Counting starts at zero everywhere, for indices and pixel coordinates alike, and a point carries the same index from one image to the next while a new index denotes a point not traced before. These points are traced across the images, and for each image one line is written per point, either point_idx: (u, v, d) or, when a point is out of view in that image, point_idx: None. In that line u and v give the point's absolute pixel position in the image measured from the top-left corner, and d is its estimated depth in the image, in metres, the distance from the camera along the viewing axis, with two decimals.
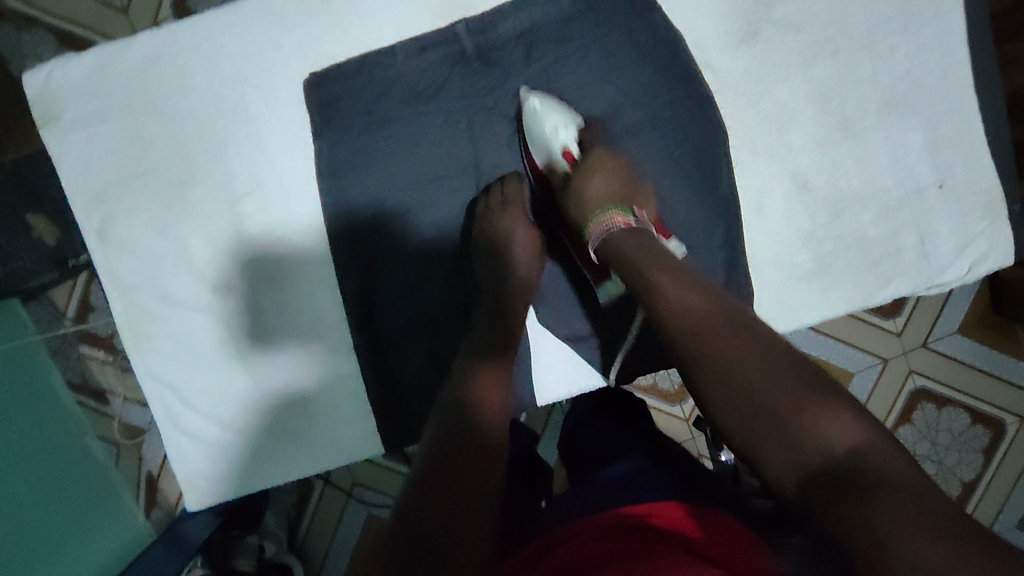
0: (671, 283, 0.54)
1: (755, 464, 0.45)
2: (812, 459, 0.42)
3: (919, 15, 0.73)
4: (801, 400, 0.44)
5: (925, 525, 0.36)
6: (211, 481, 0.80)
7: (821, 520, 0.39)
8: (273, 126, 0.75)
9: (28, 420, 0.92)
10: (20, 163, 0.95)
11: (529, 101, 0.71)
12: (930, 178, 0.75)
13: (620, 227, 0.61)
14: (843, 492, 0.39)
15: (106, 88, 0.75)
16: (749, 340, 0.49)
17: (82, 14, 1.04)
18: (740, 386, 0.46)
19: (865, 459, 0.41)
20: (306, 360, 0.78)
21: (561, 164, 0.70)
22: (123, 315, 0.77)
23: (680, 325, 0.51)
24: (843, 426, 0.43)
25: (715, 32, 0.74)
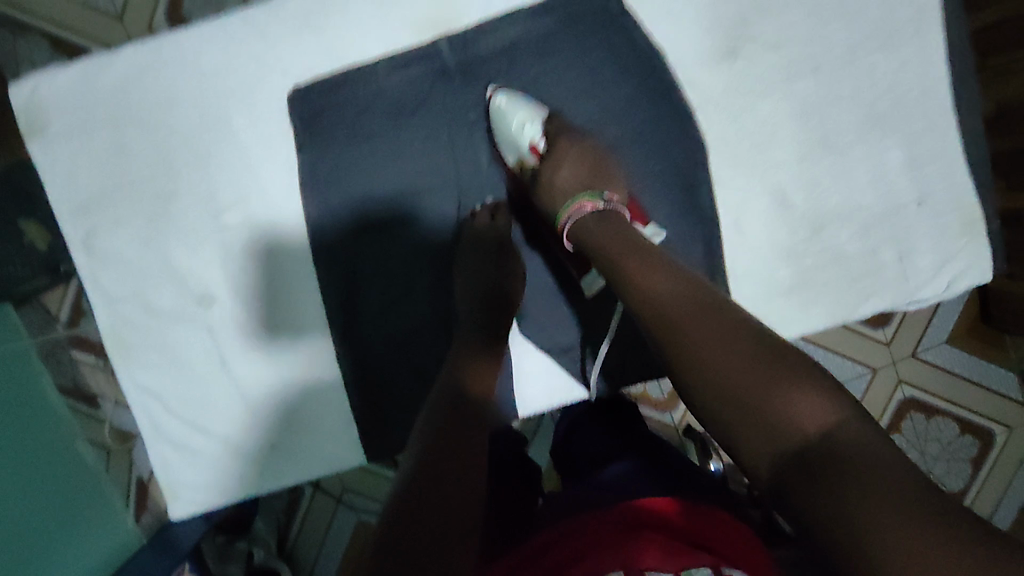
0: (644, 272, 0.54)
1: (737, 456, 0.44)
2: (793, 447, 0.41)
3: (899, 33, 0.74)
4: (774, 379, 0.43)
5: (900, 507, 0.35)
6: (195, 490, 0.80)
7: (796, 505, 0.38)
8: (258, 139, 0.76)
9: (22, 421, 0.92)
10: (11, 172, 0.96)
11: (494, 99, 0.72)
12: (910, 195, 0.75)
13: (589, 212, 0.63)
14: (817, 472, 0.38)
15: (92, 100, 0.75)
16: (727, 328, 0.48)
17: (75, 21, 1.05)
18: (710, 369, 0.46)
19: (838, 436, 0.40)
20: (290, 370, 0.79)
21: (529, 159, 0.71)
22: (108, 325, 0.78)
23: (652, 313, 0.51)
24: (817, 404, 0.41)
25: (696, 49, 0.75)
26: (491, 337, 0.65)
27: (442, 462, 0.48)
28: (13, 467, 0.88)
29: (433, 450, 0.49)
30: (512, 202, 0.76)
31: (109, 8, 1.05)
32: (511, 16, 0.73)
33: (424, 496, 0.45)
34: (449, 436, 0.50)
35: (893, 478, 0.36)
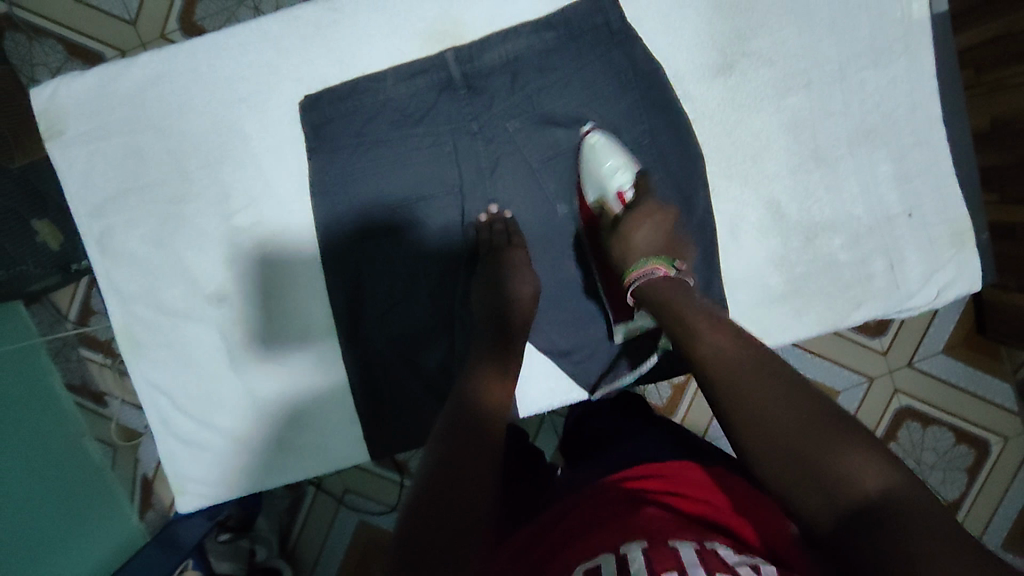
0: (705, 329, 0.57)
1: (790, 505, 0.46)
2: (844, 501, 0.43)
3: (888, 51, 0.77)
4: (831, 437, 0.46)
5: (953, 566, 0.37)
6: (201, 484, 0.83)
7: (853, 559, 0.40)
8: (269, 146, 0.79)
9: (27, 420, 0.95)
10: (27, 173, 0.99)
11: (592, 139, 0.74)
12: (899, 207, 0.78)
13: (661, 276, 0.67)
14: (878, 531, 0.40)
15: (108, 106, 0.78)
16: (777, 382, 0.51)
17: (89, 25, 1.09)
18: (767, 421, 0.48)
19: (896, 499, 0.42)
20: (297, 370, 0.81)
21: (613, 203, 0.75)
22: (121, 323, 0.80)
23: (711, 367, 0.54)
24: (874, 465, 0.44)
25: (691, 63, 0.77)
26: (506, 350, 0.67)
27: (459, 463, 0.50)
28: (25, 460, 0.91)
29: (451, 455, 0.51)
30: (517, 213, 0.78)
31: (123, 15, 1.09)
32: (515, 31, 0.76)
33: (440, 495, 0.47)
34: (465, 439, 0.52)
35: (949, 542, 0.38)
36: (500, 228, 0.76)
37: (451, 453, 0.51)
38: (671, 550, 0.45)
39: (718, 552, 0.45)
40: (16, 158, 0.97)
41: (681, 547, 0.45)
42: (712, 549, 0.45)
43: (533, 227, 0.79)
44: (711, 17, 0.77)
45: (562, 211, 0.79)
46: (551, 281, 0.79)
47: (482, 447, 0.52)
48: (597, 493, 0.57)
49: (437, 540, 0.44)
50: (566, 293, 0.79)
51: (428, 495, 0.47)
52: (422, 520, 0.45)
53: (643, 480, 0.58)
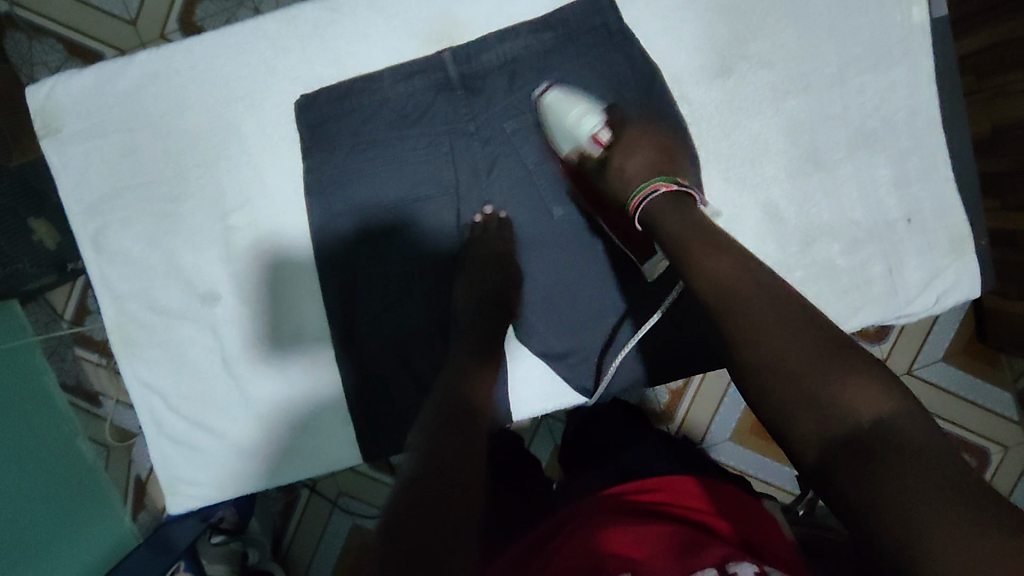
0: (708, 258, 0.56)
1: (786, 434, 0.47)
2: (840, 428, 0.44)
3: (888, 55, 0.76)
4: (831, 368, 0.47)
5: (941, 495, 0.38)
6: (193, 485, 0.82)
7: (842, 484, 0.42)
8: (266, 145, 0.78)
9: (21, 418, 0.95)
10: (24, 171, 0.98)
11: (549, 94, 0.72)
12: (898, 212, 0.77)
13: (663, 194, 0.64)
14: (870, 458, 0.41)
15: (104, 104, 0.78)
16: (780, 313, 0.51)
17: (88, 24, 1.09)
18: (770, 353, 0.49)
19: (892, 429, 0.42)
20: (291, 371, 0.80)
21: (590, 149, 0.72)
22: (114, 322, 0.80)
23: (715, 294, 0.54)
24: (872, 394, 0.44)
25: (690, 65, 0.77)
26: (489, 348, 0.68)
27: (454, 460, 0.50)
28: (19, 459, 0.90)
29: (447, 448, 0.51)
30: (513, 214, 0.77)
31: (123, 14, 1.09)
32: (513, 31, 0.76)
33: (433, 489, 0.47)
34: (458, 435, 0.53)
35: (938, 469, 0.39)
36: (485, 223, 0.76)
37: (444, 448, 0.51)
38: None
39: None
40: (13, 157, 0.97)
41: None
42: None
43: (529, 228, 0.78)
44: (710, 19, 0.76)
45: (557, 214, 0.77)
46: (548, 284, 0.78)
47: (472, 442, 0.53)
48: (593, 505, 0.57)
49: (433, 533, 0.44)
50: (561, 296, 0.78)
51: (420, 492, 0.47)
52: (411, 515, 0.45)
53: (645, 494, 0.57)
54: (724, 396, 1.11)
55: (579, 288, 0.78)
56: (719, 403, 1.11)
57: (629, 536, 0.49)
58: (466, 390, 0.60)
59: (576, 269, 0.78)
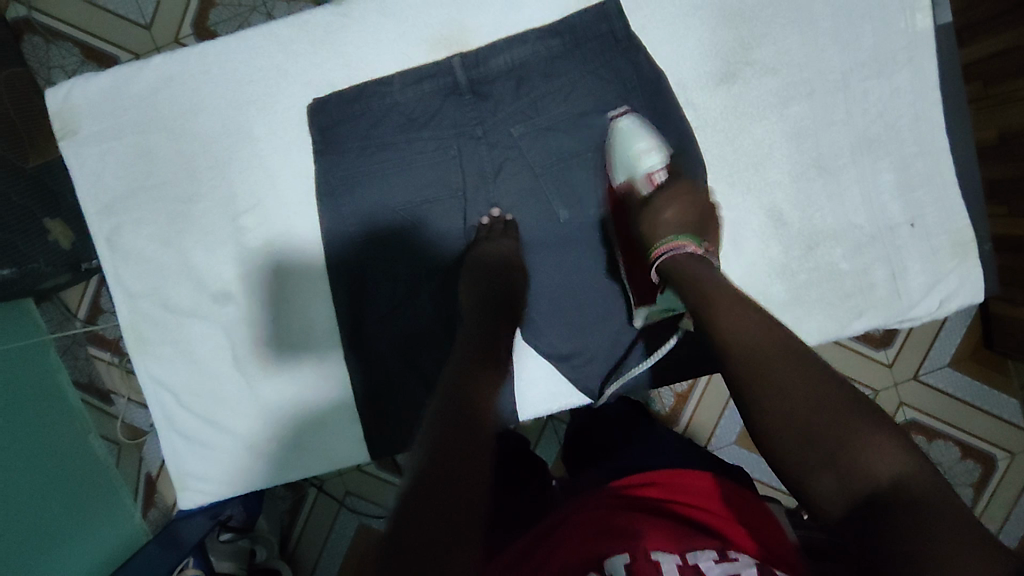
0: (726, 308, 0.56)
1: (801, 490, 0.46)
2: (857, 489, 0.43)
3: (892, 61, 0.77)
4: (851, 423, 0.45)
5: (968, 557, 0.36)
6: (202, 481, 0.83)
7: (867, 544, 0.40)
8: (277, 148, 0.80)
9: (33, 415, 0.97)
10: (41, 171, 1.01)
11: (623, 121, 0.74)
12: (902, 217, 0.78)
13: (690, 251, 0.65)
14: (885, 518, 0.40)
15: (120, 107, 0.79)
16: (795, 366, 0.50)
17: (104, 28, 1.11)
18: (783, 404, 0.48)
19: (908, 492, 0.41)
20: (299, 369, 0.82)
21: (641, 186, 0.74)
22: (127, 319, 0.82)
23: (734, 344, 0.53)
24: (893, 454, 0.43)
25: (695, 71, 0.78)
26: (493, 346, 0.66)
27: (449, 463, 0.50)
28: (31, 456, 0.92)
29: (446, 451, 0.51)
30: (519, 216, 0.78)
31: (139, 19, 1.11)
32: (520, 38, 0.77)
33: (428, 495, 0.48)
34: (460, 436, 0.53)
35: (964, 532, 0.38)
36: (490, 228, 0.77)
37: (443, 451, 0.51)
38: (650, 566, 0.45)
39: (699, 563, 0.46)
40: (31, 158, 0.99)
41: (662, 560, 0.45)
42: (691, 560, 0.46)
43: (535, 231, 0.79)
44: (716, 26, 0.77)
45: (562, 216, 0.78)
46: (553, 286, 0.79)
47: (472, 441, 0.53)
48: (591, 505, 0.57)
49: (429, 544, 0.44)
50: (568, 298, 0.79)
51: (417, 502, 0.47)
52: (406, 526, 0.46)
53: (643, 491, 0.58)
54: (729, 400, 1.12)
55: (584, 291, 0.79)
56: (725, 407, 1.11)
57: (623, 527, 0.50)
58: (469, 390, 0.59)
59: (581, 272, 0.79)
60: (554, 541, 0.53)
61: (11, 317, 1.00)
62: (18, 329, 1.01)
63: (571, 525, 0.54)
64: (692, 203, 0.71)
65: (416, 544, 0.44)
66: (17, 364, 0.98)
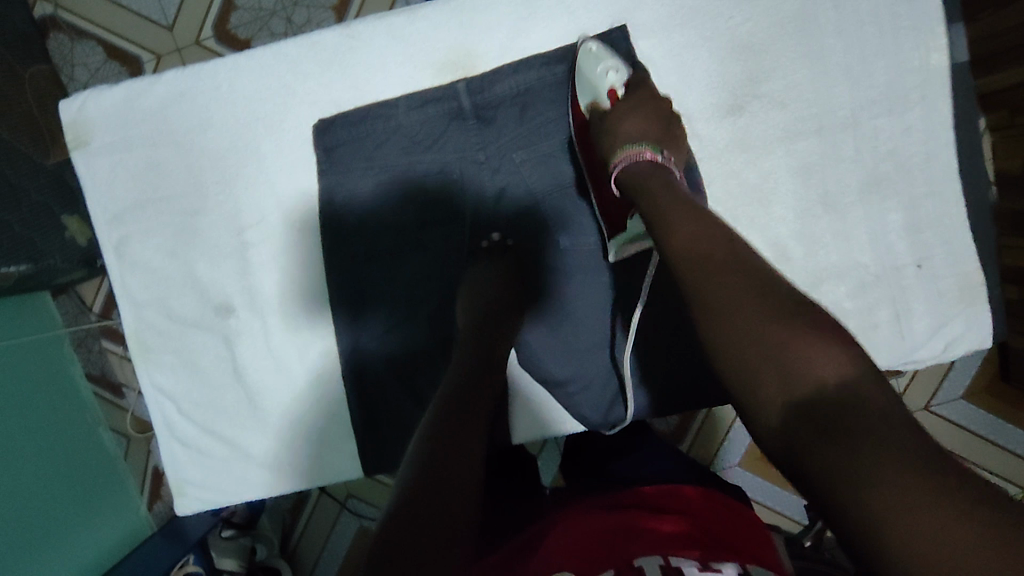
0: (683, 219, 0.56)
1: (747, 400, 0.45)
2: (801, 394, 0.42)
3: (905, 99, 0.75)
4: (797, 333, 0.45)
5: (905, 464, 0.35)
6: (200, 487, 0.84)
7: (806, 459, 0.39)
8: (282, 164, 0.80)
9: (46, 407, 1.00)
10: (61, 169, 1.03)
11: (585, 44, 0.74)
12: (909, 258, 0.76)
13: (647, 160, 0.64)
14: (833, 434, 0.39)
15: (131, 119, 0.80)
16: (746, 277, 0.49)
17: (125, 28, 1.13)
18: (735, 316, 0.47)
19: (851, 396, 0.40)
20: (298, 382, 0.83)
21: (605, 103, 0.73)
22: (132, 327, 0.83)
23: (688, 262, 0.52)
24: (836, 360, 0.42)
25: (700, 103, 0.77)
26: (491, 353, 0.68)
27: (442, 457, 0.53)
28: (43, 449, 0.94)
29: (443, 454, 0.53)
30: (520, 242, 0.78)
31: (161, 20, 1.13)
32: (527, 63, 0.77)
33: (427, 489, 0.50)
34: (467, 432, 0.57)
35: (905, 448, 0.36)
36: (503, 246, 0.77)
37: (448, 445, 0.55)
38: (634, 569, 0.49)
39: (682, 566, 0.49)
40: (51, 155, 1.01)
41: (644, 564, 0.49)
42: (675, 561, 0.49)
43: (536, 254, 0.78)
44: (724, 57, 0.76)
45: (563, 243, 0.78)
46: (550, 314, 0.79)
47: (465, 453, 0.55)
48: (586, 514, 0.61)
49: (416, 537, 0.46)
50: (565, 326, 0.79)
51: (413, 494, 0.49)
52: (401, 521, 0.47)
53: (646, 507, 0.61)
54: (733, 424, 1.11)
55: (581, 318, 0.79)
56: (729, 430, 1.11)
57: (596, 548, 0.54)
58: (461, 408, 0.60)
59: (577, 300, 0.79)
60: (552, 541, 0.57)
61: (24, 314, 1.03)
62: (31, 325, 1.04)
63: (573, 529, 0.58)
64: (653, 115, 0.69)
65: (403, 550, 0.45)
66: (32, 360, 1.01)
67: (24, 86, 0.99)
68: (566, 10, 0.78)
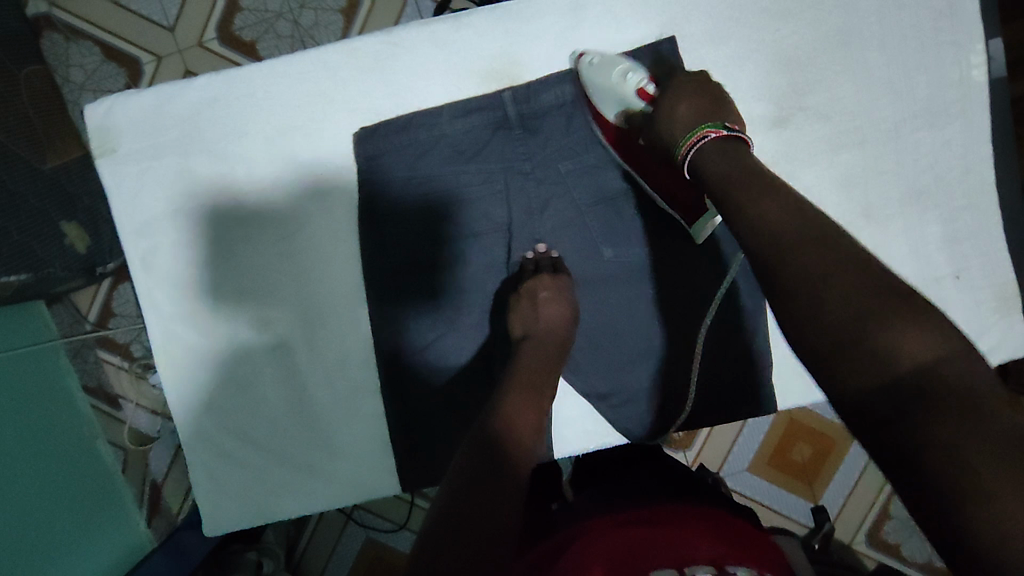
0: (759, 203, 0.53)
1: (825, 377, 0.44)
2: (888, 374, 0.41)
3: (946, 113, 0.76)
4: (888, 313, 0.43)
5: (993, 436, 0.35)
6: (230, 508, 0.81)
7: (892, 435, 0.39)
8: (326, 174, 0.78)
9: (40, 414, 0.95)
10: (59, 173, 0.97)
11: (584, 58, 0.75)
12: (947, 269, 0.77)
13: (711, 140, 0.63)
14: (927, 411, 0.38)
15: (161, 125, 0.77)
16: (829, 253, 0.47)
17: (124, 29, 1.09)
18: (817, 294, 0.45)
19: (942, 375, 0.39)
20: (341, 395, 0.81)
21: (637, 104, 0.73)
22: (160, 342, 0.80)
23: (762, 243, 0.50)
24: (924, 339, 0.41)
25: (746, 115, 0.77)
26: (536, 388, 0.66)
27: (491, 471, 0.54)
28: (43, 465, 0.90)
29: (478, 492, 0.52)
30: (564, 254, 0.77)
31: (163, 21, 1.09)
32: (574, 73, 0.76)
33: (475, 502, 0.51)
34: (514, 449, 0.57)
35: (997, 423, 0.36)
36: (535, 270, 0.75)
37: (497, 457, 0.56)
38: None
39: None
40: (49, 158, 0.96)
41: None
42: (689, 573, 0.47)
43: (583, 268, 0.78)
44: (771, 70, 0.76)
45: (607, 254, 0.77)
46: (595, 326, 0.78)
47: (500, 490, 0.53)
48: (620, 518, 0.59)
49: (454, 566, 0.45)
50: (608, 337, 0.78)
51: (467, 500, 0.51)
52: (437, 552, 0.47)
53: (683, 513, 0.59)
54: (741, 428, 1.12)
55: (625, 331, 0.78)
56: (737, 435, 1.12)
57: (625, 549, 0.52)
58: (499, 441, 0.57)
59: (623, 311, 0.78)
60: (586, 539, 0.56)
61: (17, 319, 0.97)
62: (28, 332, 0.99)
63: (606, 531, 0.56)
64: (702, 104, 0.68)
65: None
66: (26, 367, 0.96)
67: (20, 88, 0.94)
68: (614, 21, 0.77)
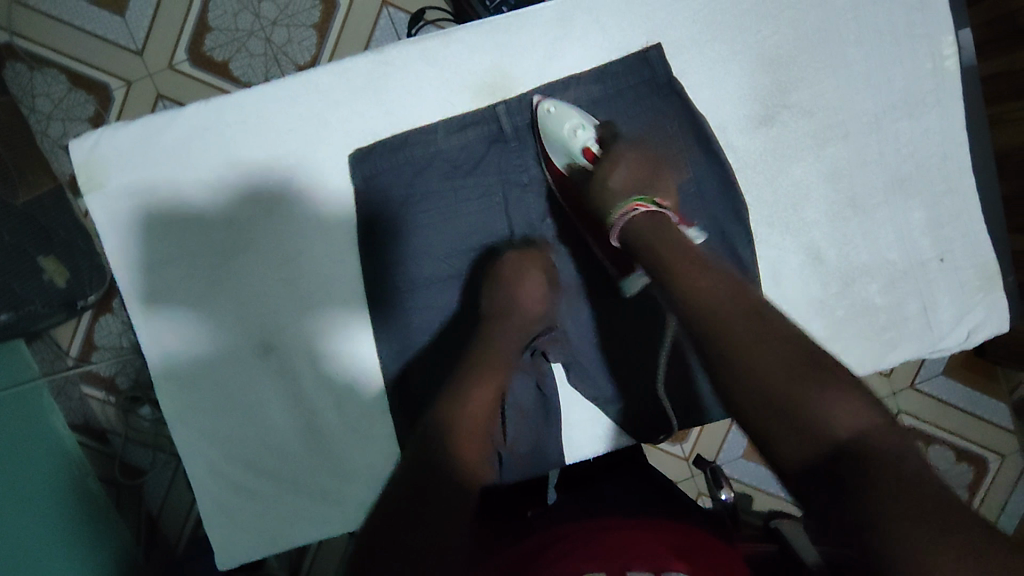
0: (697, 273, 0.60)
1: (765, 444, 0.51)
2: (820, 444, 0.48)
3: (922, 103, 0.79)
4: (814, 387, 0.50)
5: (906, 506, 0.42)
6: (242, 538, 0.80)
7: (825, 502, 0.46)
8: (322, 198, 0.78)
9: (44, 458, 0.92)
10: (33, 209, 0.94)
11: (543, 104, 0.76)
12: (932, 253, 0.80)
13: (641, 213, 0.67)
14: (852, 482, 0.45)
15: (151, 157, 0.76)
16: (759, 331, 0.55)
17: (91, 54, 1.06)
18: (752, 368, 0.52)
19: (864, 446, 0.47)
20: (351, 418, 0.80)
21: (582, 162, 0.75)
22: (162, 375, 0.78)
23: (702, 318, 0.57)
24: (849, 414, 0.49)
25: (733, 115, 0.79)
26: (496, 372, 0.65)
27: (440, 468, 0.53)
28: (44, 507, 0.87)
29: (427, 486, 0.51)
30: (566, 264, 0.79)
31: (130, 44, 1.06)
32: (567, 82, 0.78)
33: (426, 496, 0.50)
34: (468, 446, 0.56)
35: (910, 495, 0.43)
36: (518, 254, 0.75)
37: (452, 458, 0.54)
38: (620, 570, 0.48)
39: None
40: (20, 193, 0.92)
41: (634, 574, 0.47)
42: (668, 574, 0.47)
43: (585, 274, 0.80)
44: (755, 70, 0.78)
45: None
46: (601, 330, 0.79)
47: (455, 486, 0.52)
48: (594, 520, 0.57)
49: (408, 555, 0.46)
50: (612, 341, 0.79)
51: (405, 497, 0.50)
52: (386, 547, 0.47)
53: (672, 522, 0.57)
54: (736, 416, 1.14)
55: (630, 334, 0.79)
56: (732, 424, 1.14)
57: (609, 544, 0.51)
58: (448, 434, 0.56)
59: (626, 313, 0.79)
60: (560, 536, 0.54)
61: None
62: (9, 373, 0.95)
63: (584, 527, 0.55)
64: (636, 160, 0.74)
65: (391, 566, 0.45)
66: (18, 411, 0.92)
67: None
68: (600, 29, 0.78)
